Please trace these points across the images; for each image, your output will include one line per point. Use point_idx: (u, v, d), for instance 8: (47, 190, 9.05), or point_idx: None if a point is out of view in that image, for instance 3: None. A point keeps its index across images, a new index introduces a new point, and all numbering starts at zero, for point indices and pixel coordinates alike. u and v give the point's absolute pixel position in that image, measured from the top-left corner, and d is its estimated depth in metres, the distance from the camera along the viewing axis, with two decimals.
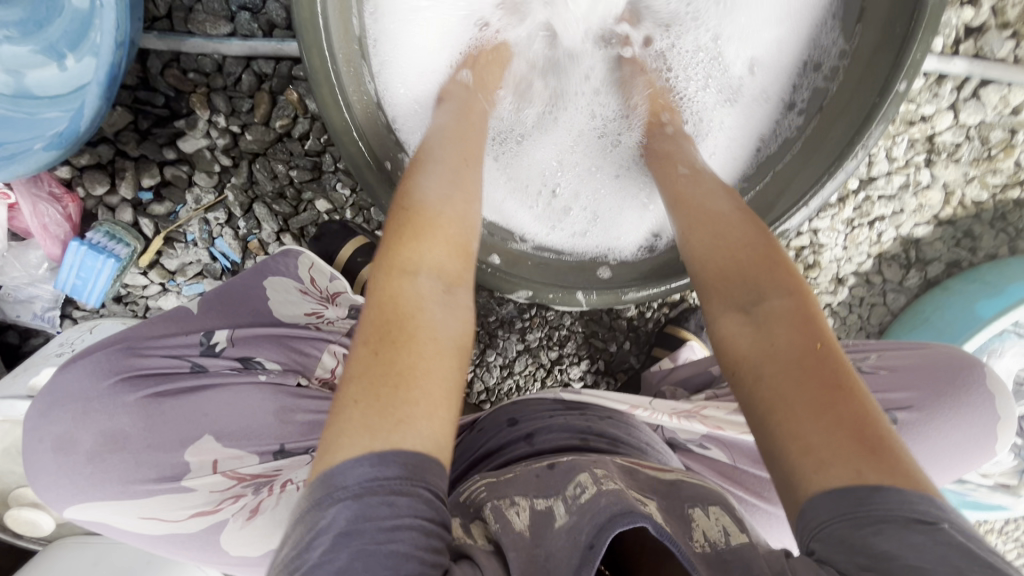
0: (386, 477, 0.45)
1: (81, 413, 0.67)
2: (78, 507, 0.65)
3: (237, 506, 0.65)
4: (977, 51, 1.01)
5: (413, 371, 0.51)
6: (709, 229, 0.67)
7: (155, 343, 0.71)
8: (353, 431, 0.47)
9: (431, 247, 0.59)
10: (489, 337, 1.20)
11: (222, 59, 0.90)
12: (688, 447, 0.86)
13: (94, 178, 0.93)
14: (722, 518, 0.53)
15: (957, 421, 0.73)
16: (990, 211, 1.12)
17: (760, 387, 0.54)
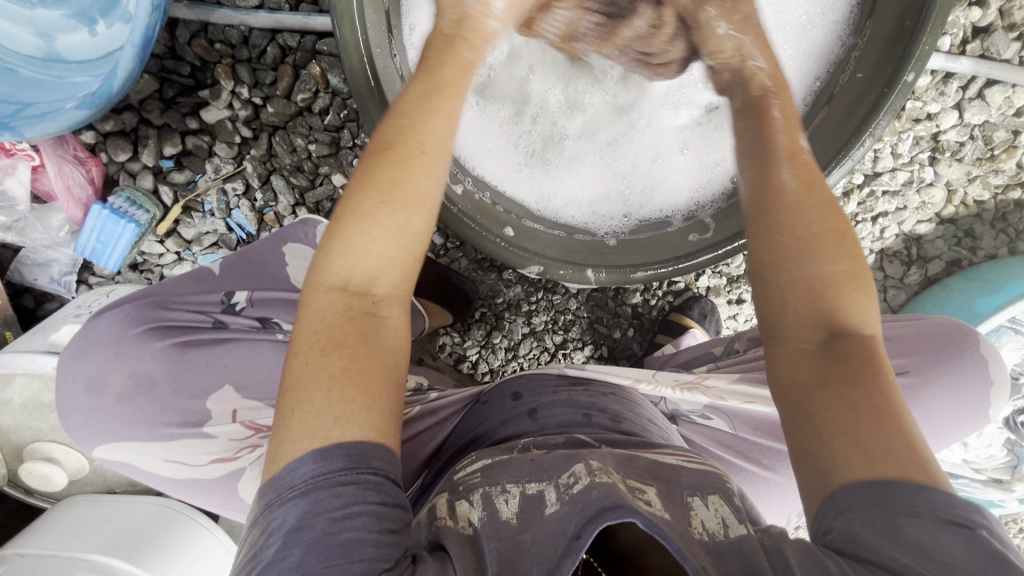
0: (330, 471, 0.48)
1: (111, 358, 0.68)
2: (107, 446, 0.68)
3: (255, 455, 0.68)
4: (983, 51, 1.03)
5: (344, 376, 0.51)
6: (790, 226, 0.58)
7: (183, 297, 0.73)
8: (297, 435, 0.49)
9: (371, 252, 0.54)
10: (495, 319, 1.22)
11: (248, 31, 0.93)
12: (689, 419, 0.88)
13: (116, 144, 0.95)
14: (722, 509, 0.53)
15: (952, 387, 0.75)
16: (991, 211, 1.14)
17: (823, 408, 0.52)
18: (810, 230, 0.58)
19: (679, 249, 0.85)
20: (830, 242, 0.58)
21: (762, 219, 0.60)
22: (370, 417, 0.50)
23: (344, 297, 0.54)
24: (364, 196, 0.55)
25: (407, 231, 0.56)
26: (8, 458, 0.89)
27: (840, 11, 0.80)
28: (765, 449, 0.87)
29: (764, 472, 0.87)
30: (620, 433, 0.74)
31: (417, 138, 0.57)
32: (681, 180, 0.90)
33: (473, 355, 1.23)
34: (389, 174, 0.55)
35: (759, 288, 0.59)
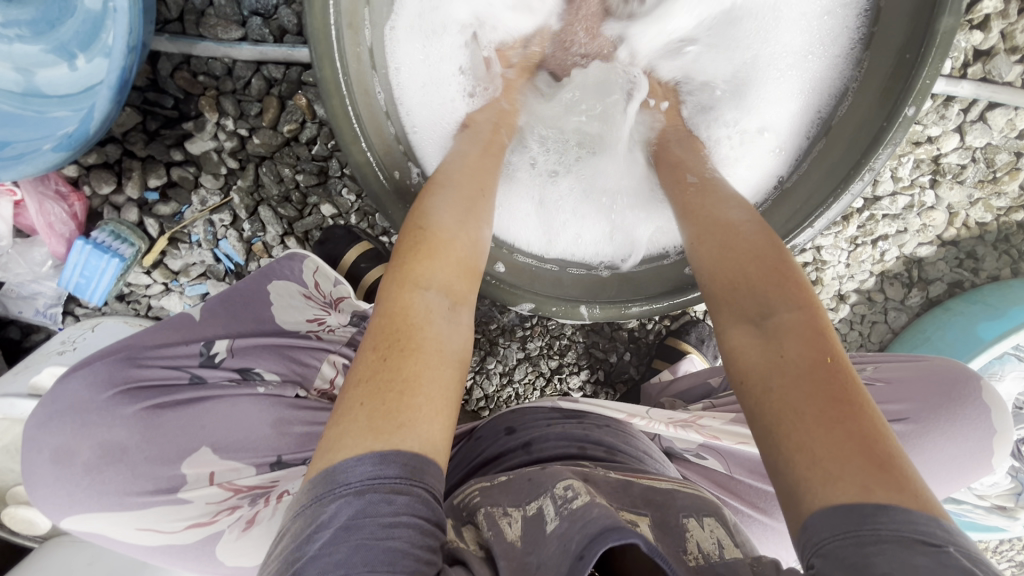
0: (386, 476, 0.45)
1: (81, 424, 0.66)
2: (76, 517, 0.65)
3: (233, 518, 0.65)
4: (984, 74, 1.01)
5: (418, 379, 0.50)
6: (720, 244, 0.63)
7: (155, 352, 0.71)
8: (357, 432, 0.47)
9: (442, 268, 0.59)
10: (489, 345, 1.20)
11: (232, 63, 0.91)
12: (684, 457, 0.87)
13: (100, 177, 0.93)
14: (717, 530, 0.54)
15: (953, 433, 0.73)
16: (993, 232, 1.12)
17: (768, 403, 0.50)
18: (744, 244, 0.62)
19: (674, 281, 0.83)
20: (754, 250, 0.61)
21: (716, 230, 0.65)
22: (436, 427, 0.49)
23: (423, 306, 0.56)
24: (442, 223, 0.61)
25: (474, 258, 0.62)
26: None
27: (842, 45, 0.78)
28: (761, 492, 0.84)
29: (760, 515, 0.84)
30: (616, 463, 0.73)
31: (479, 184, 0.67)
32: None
33: (467, 380, 1.21)
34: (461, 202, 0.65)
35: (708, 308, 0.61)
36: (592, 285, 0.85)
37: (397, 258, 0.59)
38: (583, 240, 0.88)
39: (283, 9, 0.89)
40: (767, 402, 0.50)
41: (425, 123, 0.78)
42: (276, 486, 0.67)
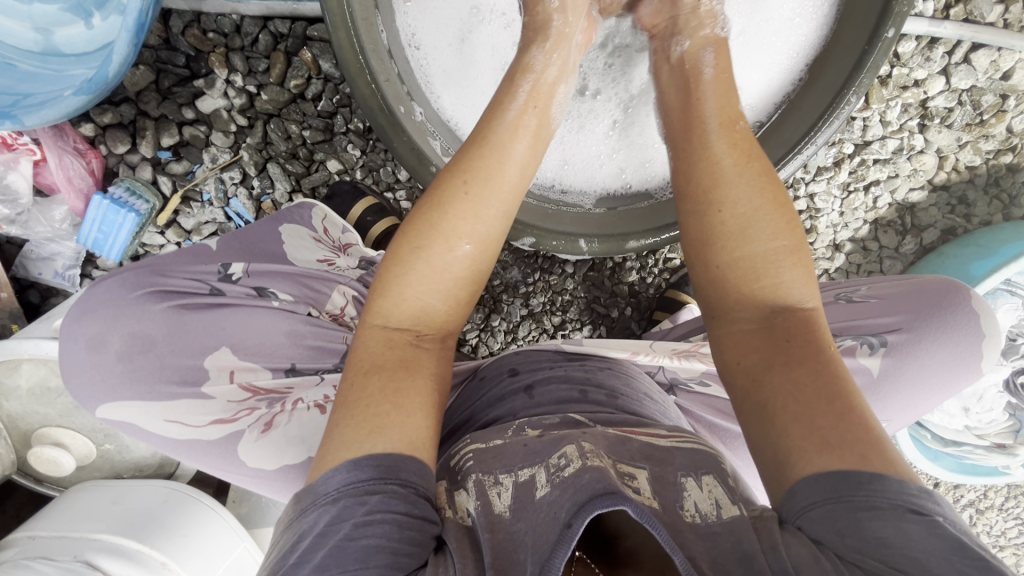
0: (359, 480, 0.50)
1: (111, 318, 0.69)
2: (109, 407, 0.68)
3: (253, 418, 0.68)
4: (967, 15, 1.04)
5: (399, 393, 0.54)
6: (725, 205, 0.59)
7: (181, 267, 0.74)
8: (330, 446, 0.52)
9: (416, 296, 0.58)
10: (494, 302, 1.23)
11: (240, 19, 0.95)
12: (688, 387, 0.88)
13: (116, 137, 0.97)
14: (715, 489, 0.52)
15: (943, 341, 0.79)
16: (983, 176, 1.14)
17: (763, 380, 0.54)
18: (747, 208, 0.59)
19: (671, 215, 0.85)
20: (778, 225, 0.59)
21: (700, 199, 0.61)
22: (411, 429, 0.53)
23: (390, 336, 0.58)
24: (405, 240, 0.59)
25: (444, 274, 0.58)
26: (15, 444, 0.91)
27: None
28: None
29: None
30: (616, 408, 0.74)
31: (463, 180, 0.59)
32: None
33: (473, 339, 1.24)
34: (432, 211, 0.58)
35: (701, 241, 0.61)
36: (592, 221, 0.87)
37: (373, 281, 0.60)
38: (577, 174, 0.91)
39: None
40: (760, 380, 0.54)
41: (431, 60, 0.81)
42: (291, 392, 0.70)
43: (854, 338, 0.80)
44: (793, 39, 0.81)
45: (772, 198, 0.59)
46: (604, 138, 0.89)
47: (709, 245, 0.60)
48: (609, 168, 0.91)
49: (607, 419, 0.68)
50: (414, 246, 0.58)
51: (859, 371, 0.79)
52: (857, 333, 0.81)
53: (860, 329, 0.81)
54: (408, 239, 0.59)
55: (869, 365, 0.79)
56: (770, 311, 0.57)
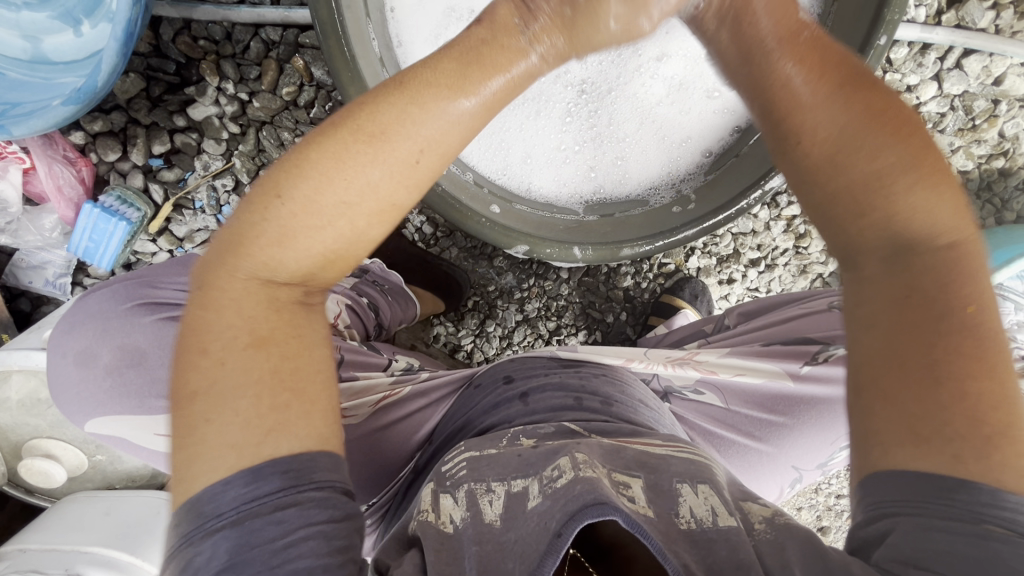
0: (264, 495, 0.42)
1: (102, 331, 0.68)
2: (100, 421, 0.68)
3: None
4: (959, 21, 1.04)
5: (281, 373, 0.44)
6: (811, 133, 0.48)
7: (172, 278, 0.73)
8: (216, 452, 0.42)
9: (310, 257, 0.45)
10: (489, 308, 1.23)
11: (231, 26, 0.94)
12: (682, 394, 0.86)
13: (106, 145, 0.96)
14: (711, 497, 0.51)
15: None
16: (976, 181, 1.15)
17: (866, 339, 0.47)
18: (838, 130, 0.47)
19: (664, 223, 0.86)
20: (898, 145, 0.46)
21: (779, 128, 0.50)
22: (314, 420, 0.45)
23: (272, 292, 0.45)
24: (301, 180, 0.43)
25: (358, 243, 0.45)
26: (6, 455, 0.91)
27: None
28: (757, 420, 0.85)
29: (753, 443, 0.85)
30: (609, 416, 0.73)
31: (410, 144, 0.44)
32: (652, 157, 0.89)
33: (468, 344, 1.23)
34: (361, 161, 0.43)
35: (792, 176, 0.50)
36: (586, 228, 0.87)
37: (245, 216, 0.44)
38: (544, 171, 0.90)
39: None
40: (863, 335, 0.47)
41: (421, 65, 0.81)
42: None
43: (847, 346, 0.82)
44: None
45: (867, 113, 0.47)
46: (565, 131, 0.88)
47: (800, 178, 0.49)
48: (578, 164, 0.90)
49: (601, 427, 0.67)
50: (327, 202, 0.43)
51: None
52: None
53: None
54: (319, 187, 0.43)
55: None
56: (892, 250, 0.47)
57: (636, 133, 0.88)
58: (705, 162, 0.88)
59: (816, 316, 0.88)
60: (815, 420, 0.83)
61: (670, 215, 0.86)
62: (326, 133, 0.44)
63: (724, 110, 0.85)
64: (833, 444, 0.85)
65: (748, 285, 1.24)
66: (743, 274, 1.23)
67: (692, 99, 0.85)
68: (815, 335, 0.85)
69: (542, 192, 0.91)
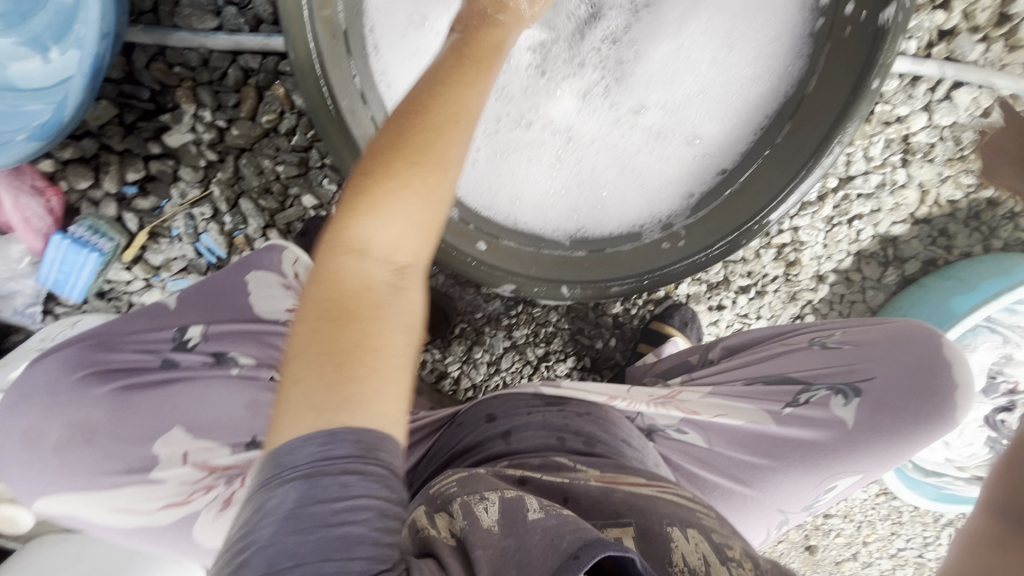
0: (335, 456, 0.41)
1: (49, 407, 0.72)
2: (51, 498, 0.72)
3: (209, 497, 0.73)
4: (949, 54, 1.04)
5: (357, 349, 0.44)
6: None
7: (125, 341, 0.76)
8: (297, 410, 0.42)
9: (396, 226, 0.48)
10: (476, 334, 1.20)
11: (208, 53, 0.91)
12: (665, 433, 0.85)
13: (77, 172, 0.93)
14: (702, 543, 0.55)
15: (918, 392, 0.79)
16: (964, 210, 1.15)
17: None
18: None
19: (653, 260, 0.83)
20: None
21: None
22: (391, 400, 0.45)
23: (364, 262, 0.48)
24: (382, 150, 0.50)
25: (429, 210, 0.50)
26: None
27: (794, 33, 0.81)
28: (742, 463, 0.84)
29: (737, 486, 0.84)
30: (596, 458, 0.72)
31: (451, 107, 0.52)
32: (632, 202, 0.90)
33: (455, 371, 1.21)
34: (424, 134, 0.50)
35: None
36: (573, 263, 0.85)
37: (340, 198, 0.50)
38: (531, 209, 0.89)
39: None
40: None
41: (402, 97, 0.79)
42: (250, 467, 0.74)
43: (827, 387, 0.82)
44: (750, 95, 0.85)
45: None
46: (552, 174, 0.90)
47: None
48: (563, 208, 0.90)
49: (591, 461, 0.68)
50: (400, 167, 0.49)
51: (832, 421, 0.82)
52: (831, 382, 0.83)
53: (834, 377, 0.83)
54: (394, 159, 0.49)
55: (843, 417, 0.81)
56: None
57: (617, 177, 0.90)
58: (687, 206, 0.87)
59: (797, 352, 0.87)
60: (799, 462, 0.82)
61: (654, 255, 0.84)
62: (401, 131, 0.51)
63: (707, 155, 0.88)
64: (818, 486, 0.84)
65: (737, 311, 1.22)
66: (733, 300, 1.21)
67: (671, 147, 0.89)
68: (795, 373, 0.85)
69: (530, 225, 0.88)
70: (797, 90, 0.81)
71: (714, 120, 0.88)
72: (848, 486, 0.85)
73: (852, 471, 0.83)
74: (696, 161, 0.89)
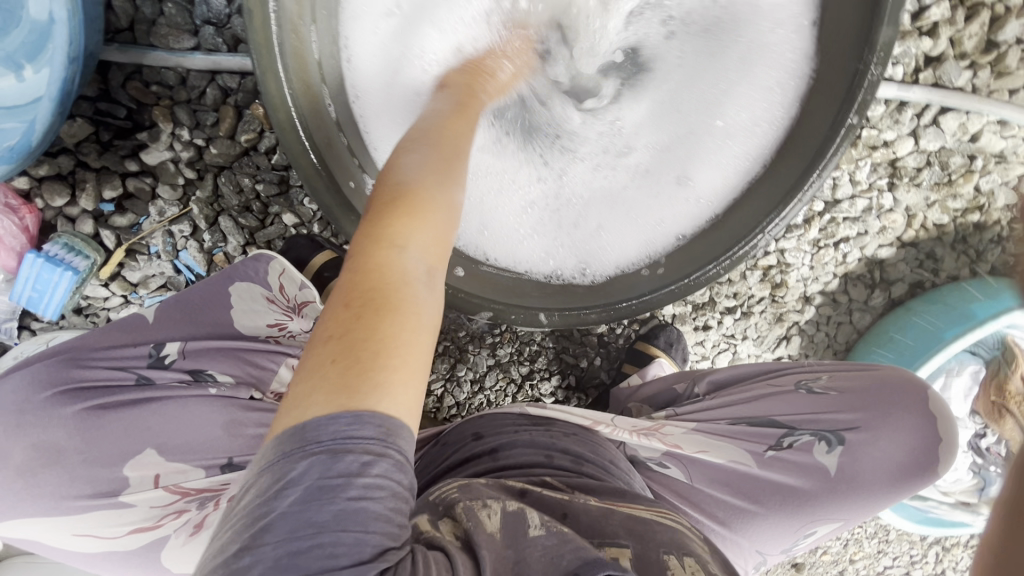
0: (358, 436, 0.41)
1: (14, 427, 0.70)
2: (10, 524, 0.71)
3: (179, 522, 0.70)
4: (936, 80, 1.04)
5: (390, 340, 0.45)
6: None
7: (98, 354, 0.75)
8: (329, 390, 0.42)
9: (424, 226, 0.52)
10: (459, 352, 1.19)
11: (186, 72, 0.90)
12: (648, 467, 0.83)
13: (53, 189, 0.91)
14: (699, 574, 0.52)
15: (897, 441, 0.82)
16: (951, 234, 1.14)
17: None
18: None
19: (634, 288, 0.83)
20: None
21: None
22: (414, 392, 0.45)
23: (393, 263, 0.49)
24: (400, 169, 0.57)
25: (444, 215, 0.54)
26: None
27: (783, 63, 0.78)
28: (723, 503, 0.82)
29: (717, 525, 0.82)
30: (583, 475, 0.71)
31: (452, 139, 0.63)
32: (629, 240, 0.86)
33: (438, 389, 1.20)
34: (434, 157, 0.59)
35: None
36: (550, 295, 0.84)
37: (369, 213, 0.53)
38: (505, 241, 0.88)
39: (236, 18, 0.88)
40: None
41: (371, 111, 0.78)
42: (225, 488, 0.71)
43: (812, 434, 0.83)
44: (742, 120, 0.82)
45: None
46: (531, 208, 0.90)
47: None
48: (545, 241, 0.89)
49: (584, 484, 0.66)
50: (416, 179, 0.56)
51: (815, 468, 0.82)
52: (814, 428, 0.84)
53: (819, 425, 0.84)
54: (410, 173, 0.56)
55: (825, 463, 0.82)
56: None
57: (605, 215, 0.88)
58: (679, 247, 0.84)
59: (784, 395, 0.87)
60: (781, 506, 0.82)
61: (623, 287, 0.83)
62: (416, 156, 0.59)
63: (698, 199, 0.85)
64: (797, 531, 0.84)
65: (723, 332, 1.21)
66: (718, 321, 1.20)
67: (662, 183, 0.87)
68: (779, 418, 0.85)
69: (509, 251, 0.88)
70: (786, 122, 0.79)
71: (709, 168, 0.84)
72: (827, 533, 0.85)
73: (832, 518, 0.83)
74: (689, 204, 0.85)
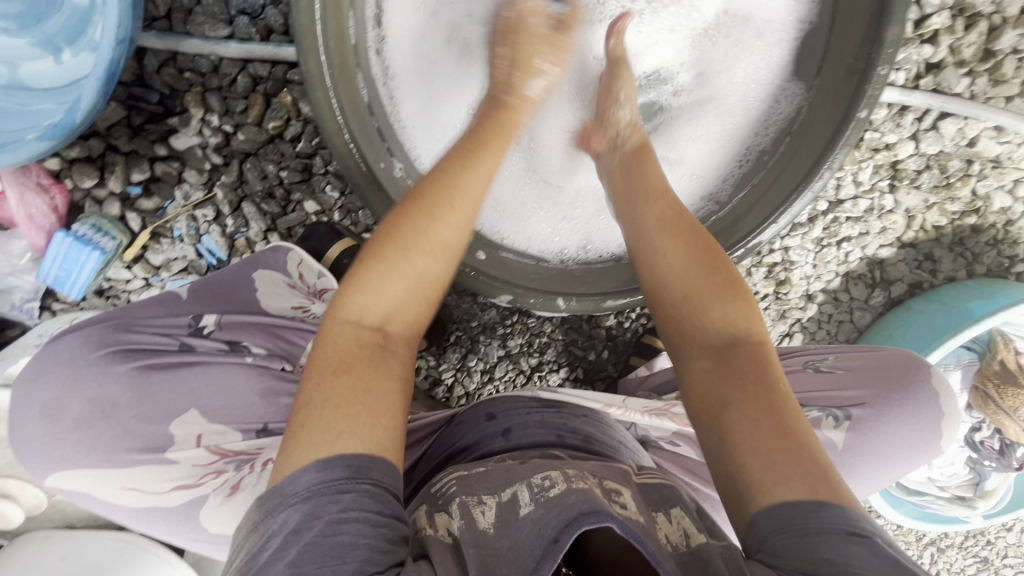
0: (331, 479, 0.50)
1: (71, 380, 0.73)
2: (61, 475, 0.72)
3: (218, 482, 0.72)
4: (936, 85, 1.08)
5: (356, 396, 0.55)
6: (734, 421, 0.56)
7: (147, 321, 0.77)
8: (303, 441, 0.52)
9: (399, 284, 0.61)
10: (471, 342, 1.22)
11: (219, 60, 0.93)
12: (658, 444, 0.88)
13: (82, 171, 0.93)
14: (683, 520, 0.55)
15: (906, 416, 0.84)
16: (949, 235, 1.18)
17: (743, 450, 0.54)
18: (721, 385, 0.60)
19: None
20: (769, 418, 0.56)
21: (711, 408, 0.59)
22: (378, 434, 0.54)
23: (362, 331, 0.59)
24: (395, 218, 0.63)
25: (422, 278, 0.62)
26: None
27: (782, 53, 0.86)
28: None
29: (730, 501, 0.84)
30: (592, 453, 0.73)
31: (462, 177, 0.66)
32: None
33: (449, 378, 1.22)
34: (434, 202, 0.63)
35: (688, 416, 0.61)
36: (566, 281, 0.87)
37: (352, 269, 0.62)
38: (516, 224, 0.92)
39: (270, 9, 0.92)
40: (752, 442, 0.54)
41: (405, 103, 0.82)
42: (261, 453, 0.73)
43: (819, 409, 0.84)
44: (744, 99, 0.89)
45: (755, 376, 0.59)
46: (543, 192, 0.94)
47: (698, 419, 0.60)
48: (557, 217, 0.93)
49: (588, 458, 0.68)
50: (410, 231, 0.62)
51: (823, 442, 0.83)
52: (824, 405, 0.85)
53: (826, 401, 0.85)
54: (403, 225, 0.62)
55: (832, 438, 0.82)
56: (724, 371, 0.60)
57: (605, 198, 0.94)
58: None
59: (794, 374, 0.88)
60: None
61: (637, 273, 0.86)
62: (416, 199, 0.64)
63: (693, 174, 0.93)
64: None
65: None
66: None
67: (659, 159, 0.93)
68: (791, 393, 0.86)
69: (522, 238, 0.91)
70: (790, 116, 0.86)
71: (698, 143, 0.92)
72: None
73: None
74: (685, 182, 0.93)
